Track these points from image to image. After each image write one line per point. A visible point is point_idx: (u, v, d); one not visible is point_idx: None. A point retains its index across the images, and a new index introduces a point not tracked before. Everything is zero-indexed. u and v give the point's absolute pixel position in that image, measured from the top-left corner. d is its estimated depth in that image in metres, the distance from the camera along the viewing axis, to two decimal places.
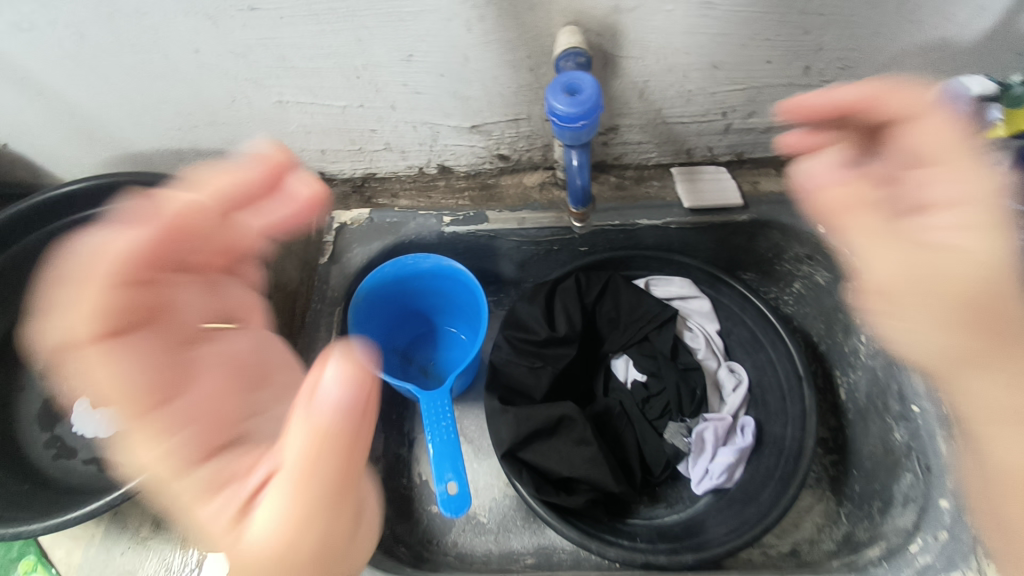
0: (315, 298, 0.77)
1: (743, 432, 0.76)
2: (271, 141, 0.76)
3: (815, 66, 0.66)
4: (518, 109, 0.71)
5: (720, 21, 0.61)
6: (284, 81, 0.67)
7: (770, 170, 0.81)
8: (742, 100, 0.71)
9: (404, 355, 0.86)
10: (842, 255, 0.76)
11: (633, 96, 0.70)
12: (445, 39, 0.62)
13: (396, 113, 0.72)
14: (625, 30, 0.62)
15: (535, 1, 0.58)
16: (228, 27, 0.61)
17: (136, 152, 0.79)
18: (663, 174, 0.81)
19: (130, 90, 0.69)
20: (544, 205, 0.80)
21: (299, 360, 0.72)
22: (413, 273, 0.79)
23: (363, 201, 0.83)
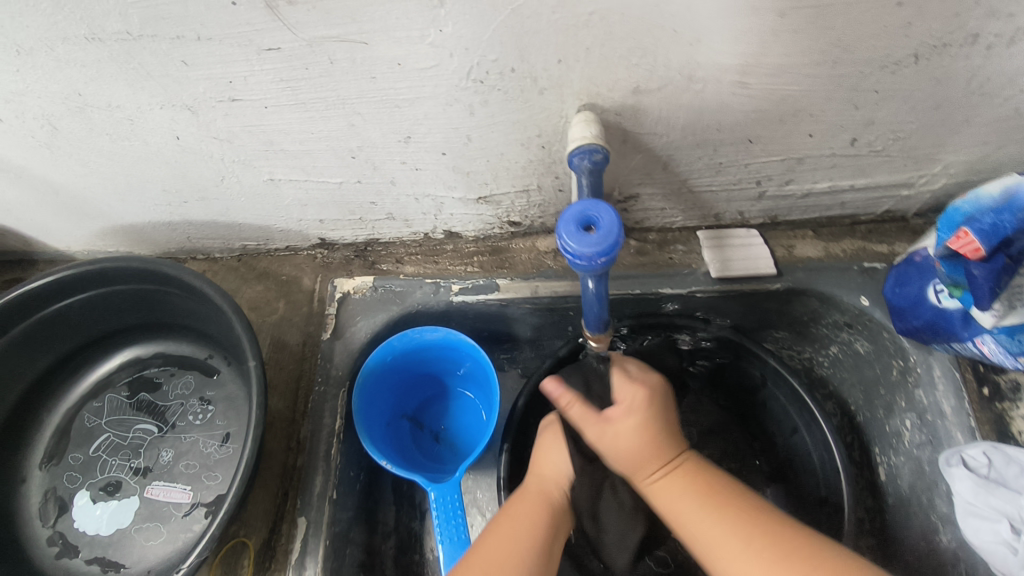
0: (317, 380, 0.72)
1: None
2: (267, 213, 0.72)
3: (864, 138, 0.58)
4: (529, 181, 0.65)
5: (757, 99, 0.53)
6: (273, 162, 0.62)
7: (807, 232, 0.74)
8: (779, 170, 0.63)
9: (415, 420, 0.82)
10: (885, 330, 0.69)
11: (656, 169, 0.63)
12: (446, 122, 0.56)
13: (396, 187, 0.67)
14: (647, 110, 0.54)
15: (545, 86, 0.51)
16: (208, 117, 0.56)
17: (126, 225, 0.75)
18: (689, 236, 0.75)
19: (110, 172, 0.64)
20: (559, 273, 0.74)
21: (303, 452, 0.69)
22: (420, 345, 0.75)
23: (365, 268, 0.78)
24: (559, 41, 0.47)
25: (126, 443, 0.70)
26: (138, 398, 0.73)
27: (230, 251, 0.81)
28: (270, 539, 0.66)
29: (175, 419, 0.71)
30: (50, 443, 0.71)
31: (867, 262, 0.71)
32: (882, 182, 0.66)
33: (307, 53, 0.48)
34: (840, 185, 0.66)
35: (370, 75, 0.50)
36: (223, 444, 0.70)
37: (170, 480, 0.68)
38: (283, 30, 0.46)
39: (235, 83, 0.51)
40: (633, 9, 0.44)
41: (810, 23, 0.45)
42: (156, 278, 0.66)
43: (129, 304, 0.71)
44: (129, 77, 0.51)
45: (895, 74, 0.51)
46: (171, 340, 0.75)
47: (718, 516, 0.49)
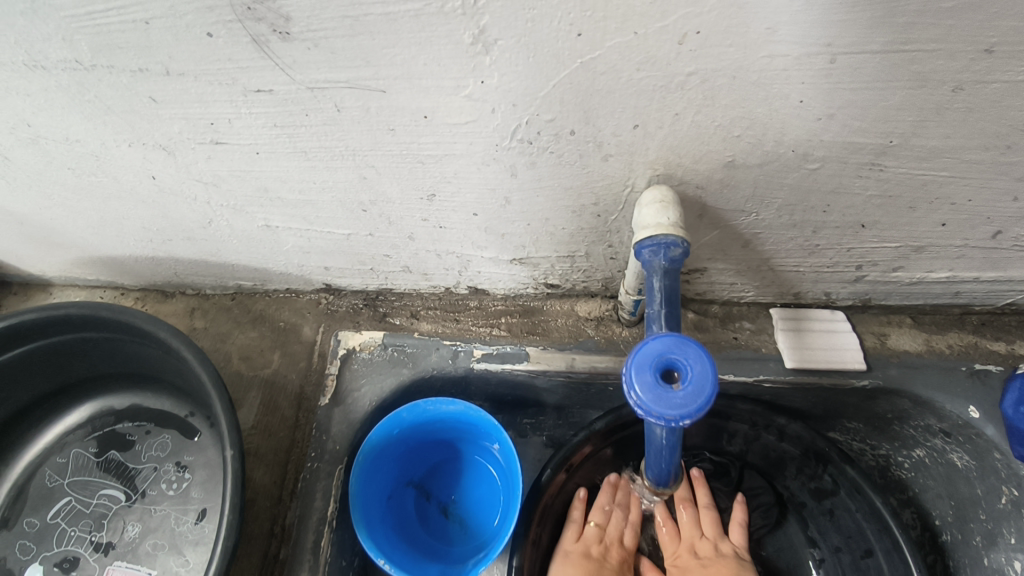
0: (310, 454, 0.61)
1: None
2: (264, 257, 0.61)
3: (1010, 231, 0.46)
4: (575, 248, 0.54)
5: (888, 183, 0.41)
6: (269, 209, 0.52)
7: (904, 319, 0.61)
8: (890, 256, 0.51)
9: (421, 488, 0.72)
10: (997, 450, 0.57)
11: (735, 246, 0.51)
12: (481, 182, 0.45)
13: (415, 243, 0.56)
14: (740, 187, 0.42)
15: (612, 152, 0.40)
16: (188, 158, 0.45)
17: (104, 256, 0.65)
18: (759, 312, 0.63)
19: (79, 206, 0.54)
20: (600, 346, 0.63)
21: (287, 542, 0.59)
22: (433, 416, 0.65)
23: (374, 321, 0.67)
24: (641, 103, 0.35)
25: (88, 512, 0.61)
26: (106, 456, 0.63)
27: (223, 288, 0.71)
28: None
29: (145, 486, 0.62)
30: (3, 505, 0.62)
31: (979, 363, 0.59)
32: (1015, 276, 0.53)
33: (308, 97, 0.37)
34: (962, 276, 0.53)
35: (388, 128, 0.39)
36: (197, 522, 0.60)
37: (134, 562, 0.59)
38: (277, 69, 0.35)
39: (218, 125, 0.41)
40: (751, 71, 0.32)
41: (990, 100, 0.33)
42: (129, 331, 0.56)
43: (100, 352, 0.61)
44: (87, 110, 0.41)
45: None
46: (147, 391, 0.65)
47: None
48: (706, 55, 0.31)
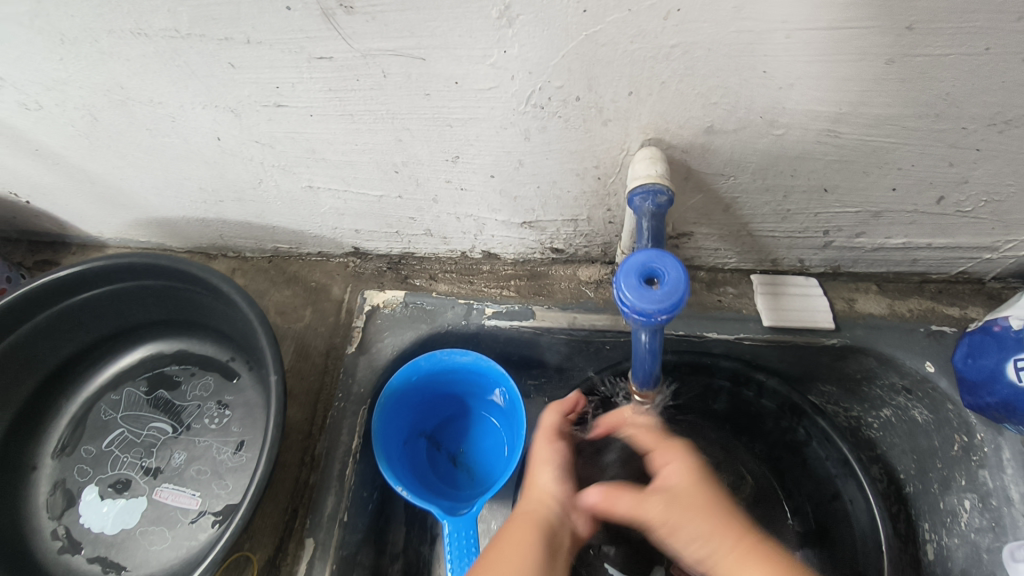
0: (337, 395, 0.69)
1: None
2: (302, 219, 0.70)
3: (952, 197, 0.53)
4: (578, 211, 0.61)
5: (843, 148, 0.48)
6: (313, 170, 0.59)
7: (870, 287, 0.69)
8: (852, 222, 0.59)
9: (433, 440, 0.79)
10: (950, 401, 0.63)
11: (717, 210, 0.59)
12: (499, 144, 0.52)
13: (438, 205, 0.63)
14: (718, 151, 0.50)
15: (610, 117, 0.48)
16: (251, 120, 0.53)
17: (159, 218, 0.73)
18: (741, 279, 0.71)
19: (148, 166, 0.62)
20: (599, 306, 0.70)
21: (316, 469, 0.66)
22: (447, 367, 0.72)
23: (397, 282, 0.75)
24: (634, 71, 0.43)
25: (139, 441, 0.69)
26: (155, 394, 0.71)
27: (262, 252, 0.79)
28: (275, 556, 0.64)
29: (190, 421, 0.70)
30: (64, 433, 0.70)
31: (935, 325, 0.66)
32: (963, 243, 0.60)
33: (360, 64, 0.45)
34: (916, 242, 0.61)
35: (424, 92, 0.47)
36: (236, 452, 0.68)
37: (180, 485, 0.67)
38: (337, 39, 0.43)
39: (281, 88, 0.49)
40: (723, 44, 0.40)
41: (919, 73, 0.40)
42: (185, 278, 0.64)
43: (155, 300, 0.69)
44: (173, 75, 0.49)
45: (1003, 135, 0.45)
46: (194, 339, 0.73)
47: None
48: (686, 30, 0.39)
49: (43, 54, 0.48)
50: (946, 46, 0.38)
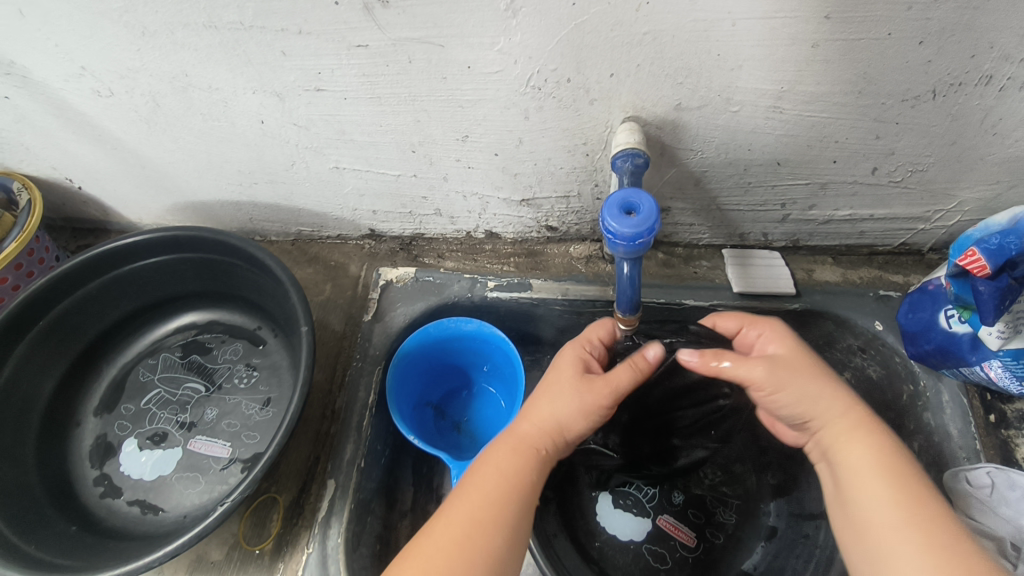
0: (356, 357, 0.77)
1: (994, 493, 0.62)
2: (326, 200, 0.79)
3: (884, 168, 0.64)
4: (570, 187, 0.71)
5: (788, 123, 0.59)
6: (341, 151, 0.69)
7: (826, 259, 0.79)
8: (803, 194, 0.69)
9: (439, 408, 0.86)
10: (897, 354, 0.71)
11: (689, 184, 0.69)
12: (502, 123, 0.62)
13: (448, 184, 0.73)
14: (686, 126, 0.60)
15: (596, 97, 0.58)
16: (293, 104, 0.63)
17: (197, 201, 0.83)
18: (714, 253, 0.80)
19: (196, 150, 0.72)
20: (588, 278, 0.79)
21: (337, 420, 0.74)
22: (453, 334, 0.79)
23: (408, 260, 0.85)
24: (614, 56, 0.53)
25: (175, 399, 0.76)
26: (189, 358, 0.79)
27: (285, 235, 0.90)
28: (298, 498, 0.71)
29: (221, 381, 0.77)
30: (105, 394, 0.77)
31: (883, 290, 0.75)
32: (900, 214, 0.71)
33: (391, 51, 0.55)
34: (860, 213, 0.71)
35: (442, 76, 0.57)
36: (263, 407, 0.75)
37: (212, 436, 0.73)
38: (374, 29, 0.53)
39: (322, 74, 0.58)
40: (684, 32, 0.50)
41: (840, 55, 0.51)
42: (224, 249, 0.73)
43: (193, 272, 0.78)
44: (232, 62, 0.58)
45: (915, 108, 0.56)
46: (225, 310, 0.82)
47: (881, 483, 0.45)
48: (654, 19, 0.49)
49: (123, 45, 0.58)
50: (857, 31, 0.49)
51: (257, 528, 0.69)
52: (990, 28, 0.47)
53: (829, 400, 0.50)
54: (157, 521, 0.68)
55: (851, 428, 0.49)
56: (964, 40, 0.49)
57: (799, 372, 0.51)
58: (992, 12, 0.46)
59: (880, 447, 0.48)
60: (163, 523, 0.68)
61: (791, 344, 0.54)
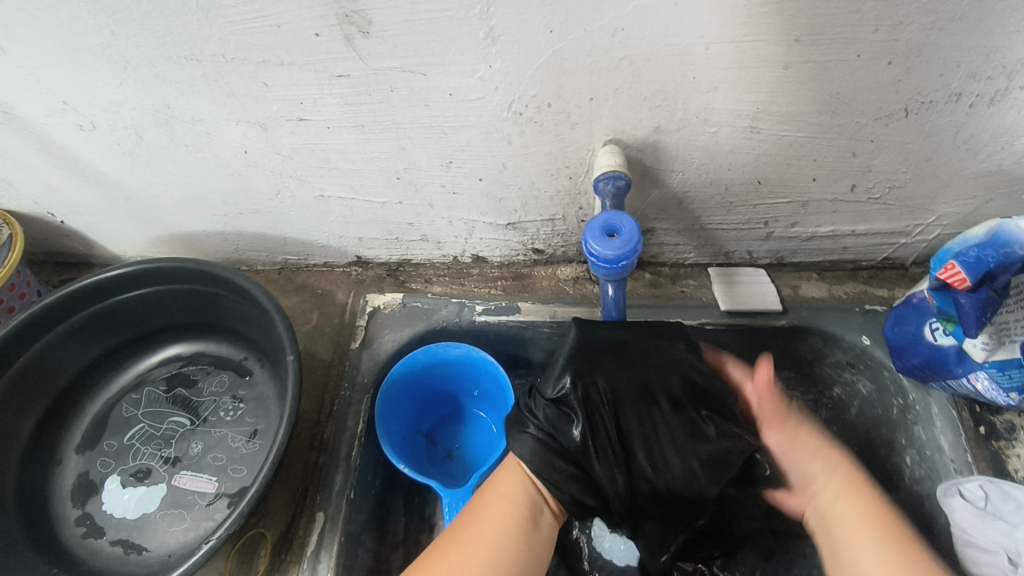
0: (344, 386, 0.76)
1: (983, 503, 0.62)
2: (312, 229, 0.79)
3: (862, 185, 0.65)
4: (554, 210, 0.72)
5: (766, 142, 0.60)
6: (326, 179, 0.69)
7: (811, 275, 0.79)
8: (785, 212, 0.70)
9: (429, 437, 0.84)
10: (886, 368, 0.71)
11: (672, 205, 0.69)
12: (485, 149, 0.63)
13: (433, 210, 0.73)
14: (667, 148, 0.61)
15: (576, 121, 0.58)
16: (276, 134, 0.63)
17: (182, 232, 0.82)
18: (700, 272, 0.81)
19: (180, 182, 0.72)
20: (576, 300, 0.79)
21: (325, 451, 0.72)
22: (443, 360, 0.78)
23: (396, 286, 0.85)
24: (592, 81, 0.54)
25: (159, 433, 0.75)
26: (174, 392, 0.78)
27: (272, 265, 0.89)
28: (287, 533, 0.69)
29: (207, 414, 0.76)
30: (87, 430, 0.76)
31: (869, 305, 0.75)
32: (881, 229, 0.72)
33: (372, 80, 0.55)
34: (842, 230, 0.72)
35: (424, 104, 0.58)
36: (250, 439, 0.73)
37: (198, 470, 0.72)
38: (356, 59, 0.53)
39: (305, 104, 0.59)
40: (660, 56, 0.51)
41: (812, 76, 0.52)
42: (209, 279, 0.72)
43: (178, 304, 0.77)
44: (215, 94, 0.59)
45: (889, 126, 0.57)
46: (211, 341, 0.81)
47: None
48: (630, 45, 0.50)
49: (106, 79, 0.58)
50: (827, 53, 0.50)
51: (245, 564, 0.68)
52: (955, 48, 0.49)
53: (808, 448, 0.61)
54: (141, 561, 0.66)
55: (895, 539, 0.53)
56: (931, 60, 0.50)
57: (811, 436, 0.61)
58: (955, 33, 0.48)
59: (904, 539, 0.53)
60: (147, 563, 0.66)
61: (840, 476, 0.59)
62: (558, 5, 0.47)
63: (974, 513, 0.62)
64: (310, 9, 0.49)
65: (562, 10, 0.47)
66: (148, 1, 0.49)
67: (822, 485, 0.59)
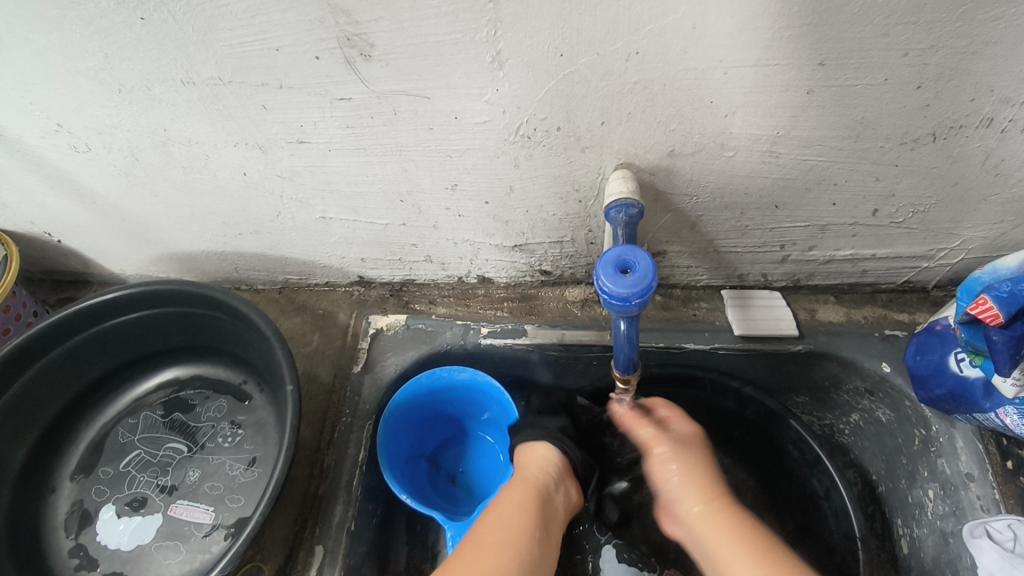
0: (346, 412, 0.73)
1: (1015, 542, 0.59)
2: (314, 249, 0.77)
3: (884, 210, 0.62)
4: (563, 233, 0.69)
5: (784, 167, 0.57)
6: (328, 202, 0.67)
7: (829, 298, 0.76)
8: (803, 236, 0.67)
9: (433, 461, 0.82)
10: (907, 398, 0.68)
11: (685, 228, 0.67)
12: (492, 172, 0.61)
13: (438, 232, 0.71)
14: (680, 172, 0.58)
15: (587, 145, 0.56)
16: (276, 156, 0.61)
17: (181, 252, 0.80)
18: (713, 295, 0.78)
19: (177, 203, 0.70)
20: (585, 323, 0.76)
21: (326, 480, 0.70)
22: (446, 384, 0.76)
23: (399, 306, 0.83)
24: (605, 104, 0.51)
25: (155, 460, 0.73)
26: (172, 417, 0.76)
27: (273, 283, 0.87)
28: (285, 566, 0.67)
29: (205, 440, 0.74)
30: (83, 457, 0.74)
31: (888, 329, 0.73)
32: (903, 253, 0.69)
33: (374, 103, 0.53)
34: (862, 253, 0.69)
35: (428, 127, 0.55)
36: (248, 467, 0.71)
37: (194, 500, 0.70)
38: (357, 83, 0.51)
39: (305, 127, 0.57)
40: (675, 80, 0.48)
41: (836, 101, 0.49)
42: (206, 302, 0.70)
43: (176, 327, 0.75)
44: (212, 116, 0.56)
45: (914, 151, 0.54)
46: (209, 364, 0.79)
47: None
48: (644, 69, 0.48)
49: (100, 102, 0.56)
50: (852, 78, 0.47)
51: None
52: (988, 73, 0.46)
53: (683, 463, 0.64)
54: None
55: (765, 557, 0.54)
56: (962, 85, 0.47)
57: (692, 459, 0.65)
58: (990, 57, 0.45)
59: (739, 530, 0.58)
60: None
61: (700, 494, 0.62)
62: (571, 29, 0.45)
63: (1002, 553, 0.59)
64: (310, 32, 0.46)
65: (574, 33, 0.45)
66: (142, 24, 0.47)
67: (686, 507, 0.62)
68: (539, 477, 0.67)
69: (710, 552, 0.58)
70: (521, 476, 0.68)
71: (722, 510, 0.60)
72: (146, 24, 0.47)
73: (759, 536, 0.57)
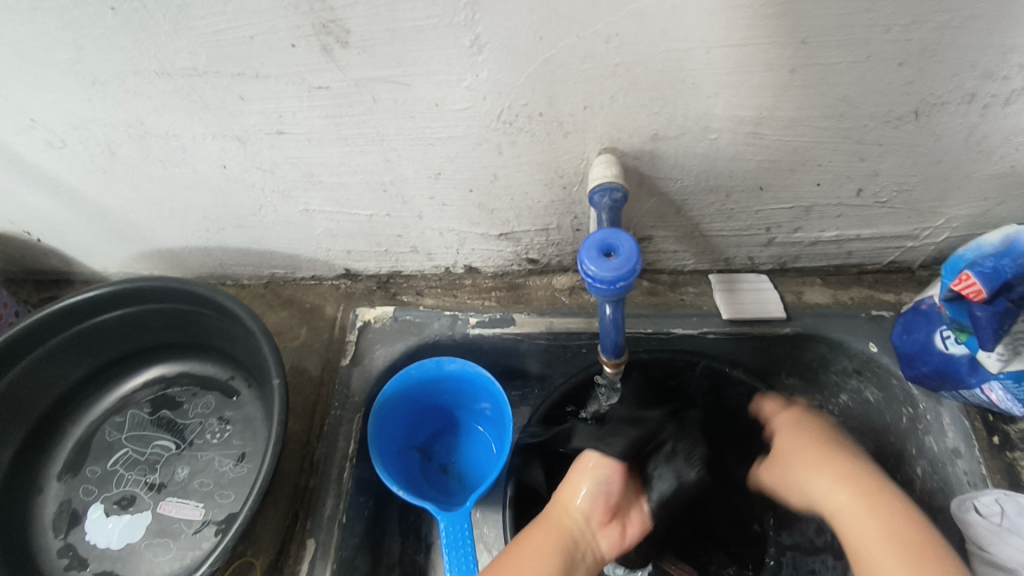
0: (335, 405, 0.73)
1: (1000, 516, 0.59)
2: (298, 242, 0.76)
3: (869, 189, 0.62)
4: (548, 220, 0.69)
5: (768, 148, 0.57)
6: (310, 193, 0.67)
7: (815, 280, 0.77)
8: (788, 218, 0.67)
9: (425, 452, 0.82)
10: (894, 377, 0.69)
11: (671, 212, 0.67)
12: (475, 160, 0.60)
13: (423, 221, 0.71)
14: (664, 156, 0.58)
15: (570, 129, 0.55)
16: (255, 148, 0.60)
17: (163, 248, 0.79)
18: (700, 279, 0.78)
19: (157, 198, 0.69)
20: (573, 310, 0.76)
21: (316, 474, 0.69)
22: (436, 374, 0.75)
23: (386, 299, 0.82)
24: (586, 88, 0.51)
25: (144, 458, 0.72)
26: (159, 415, 0.76)
27: (258, 278, 0.87)
28: (277, 560, 0.67)
29: (193, 437, 0.73)
30: (69, 456, 0.73)
31: (875, 310, 0.73)
32: (887, 233, 0.69)
33: (353, 92, 0.52)
34: (847, 234, 0.70)
35: (409, 114, 0.55)
36: (238, 463, 0.71)
37: (183, 497, 0.69)
38: (335, 70, 0.50)
39: (284, 117, 0.56)
40: (657, 62, 0.48)
41: (818, 80, 0.49)
42: (190, 298, 0.69)
43: (161, 323, 0.74)
44: (188, 108, 0.55)
45: (898, 130, 0.54)
46: (196, 360, 0.78)
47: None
48: (625, 50, 0.47)
49: (73, 95, 0.55)
50: (834, 56, 0.47)
51: None
52: (970, 48, 0.46)
53: (815, 477, 0.59)
54: None
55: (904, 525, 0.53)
56: (944, 61, 0.47)
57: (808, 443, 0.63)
58: (971, 32, 0.45)
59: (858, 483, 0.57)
60: None
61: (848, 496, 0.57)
62: (550, 11, 0.44)
63: (991, 530, 0.59)
64: (285, 19, 0.46)
65: (554, 15, 0.44)
66: (113, 13, 0.46)
67: (818, 485, 0.59)
68: (575, 522, 0.62)
69: (848, 525, 0.55)
70: (552, 517, 0.62)
71: (866, 508, 0.55)
72: (117, 13, 0.46)
73: (886, 497, 0.55)
